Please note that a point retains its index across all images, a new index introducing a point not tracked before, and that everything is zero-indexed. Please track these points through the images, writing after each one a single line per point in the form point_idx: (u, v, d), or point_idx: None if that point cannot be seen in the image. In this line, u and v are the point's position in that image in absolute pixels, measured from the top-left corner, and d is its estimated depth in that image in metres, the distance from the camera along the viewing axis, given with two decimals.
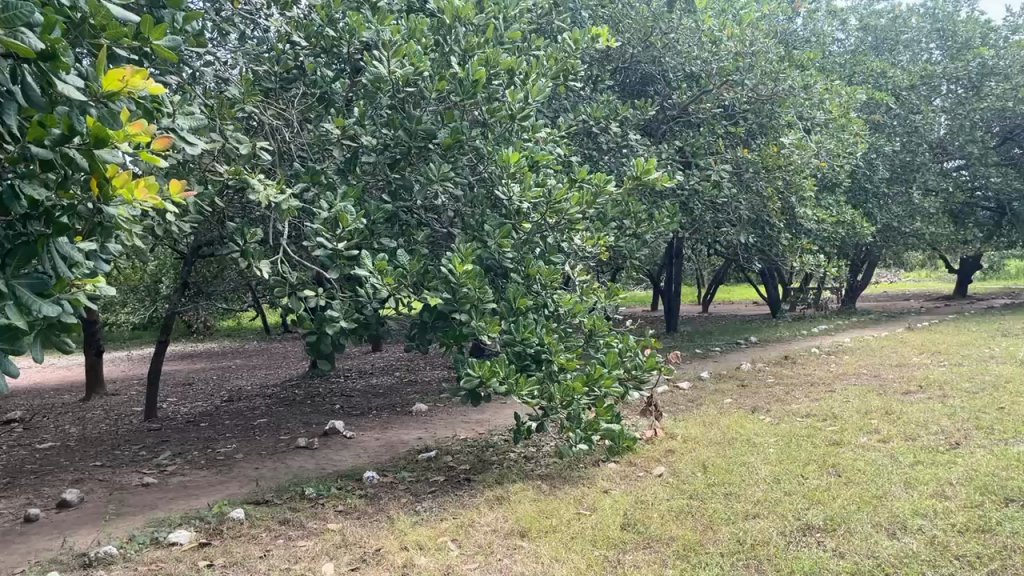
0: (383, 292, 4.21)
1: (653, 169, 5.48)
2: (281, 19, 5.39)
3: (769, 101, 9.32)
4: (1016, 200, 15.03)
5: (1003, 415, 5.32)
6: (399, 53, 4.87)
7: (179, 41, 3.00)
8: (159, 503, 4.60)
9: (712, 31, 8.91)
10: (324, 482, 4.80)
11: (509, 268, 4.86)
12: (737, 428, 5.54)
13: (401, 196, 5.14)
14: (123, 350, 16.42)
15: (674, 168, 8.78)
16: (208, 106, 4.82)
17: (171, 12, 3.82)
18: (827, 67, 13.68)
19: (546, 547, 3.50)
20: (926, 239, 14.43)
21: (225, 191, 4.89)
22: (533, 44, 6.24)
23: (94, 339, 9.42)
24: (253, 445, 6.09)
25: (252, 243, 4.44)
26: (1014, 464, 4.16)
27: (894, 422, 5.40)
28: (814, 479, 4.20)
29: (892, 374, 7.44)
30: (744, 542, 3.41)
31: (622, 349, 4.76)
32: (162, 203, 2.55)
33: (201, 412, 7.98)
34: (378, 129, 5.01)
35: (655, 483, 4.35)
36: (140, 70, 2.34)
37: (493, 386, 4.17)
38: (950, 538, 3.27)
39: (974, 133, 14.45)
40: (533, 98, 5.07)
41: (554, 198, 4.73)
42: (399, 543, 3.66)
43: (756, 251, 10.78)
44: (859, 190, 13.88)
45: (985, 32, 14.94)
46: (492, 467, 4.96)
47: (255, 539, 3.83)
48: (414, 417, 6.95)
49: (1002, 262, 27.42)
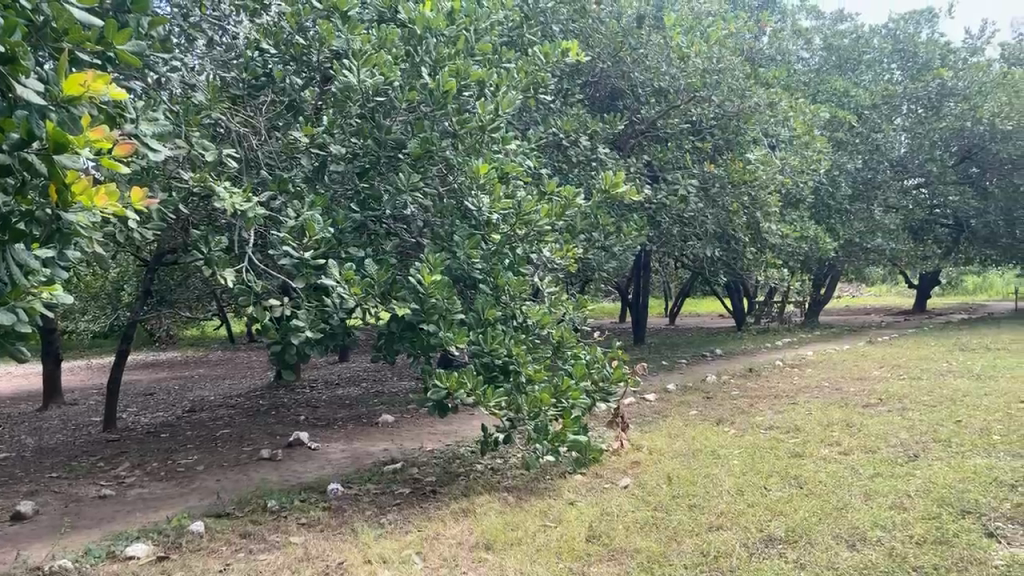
0: (350, 301, 4.21)
1: (622, 182, 5.51)
2: (251, 26, 5.51)
3: (735, 118, 9.46)
4: (973, 218, 15.29)
5: (959, 428, 5.46)
6: (369, 62, 4.85)
7: (143, 47, 3.00)
8: (116, 516, 4.49)
9: (681, 48, 8.99)
10: (287, 494, 4.75)
11: (478, 279, 4.83)
12: (702, 439, 5.59)
13: (370, 206, 5.08)
14: (82, 359, 16.03)
15: (641, 182, 8.86)
16: (173, 112, 4.74)
17: (133, 19, 3.73)
18: (792, 85, 14.06)
19: (511, 560, 3.50)
20: (887, 255, 14.67)
21: (190, 200, 4.73)
22: (503, 56, 6.26)
23: (52, 347, 9.31)
24: (215, 456, 5.99)
25: (217, 250, 4.36)
26: (969, 477, 4.26)
27: (855, 434, 5.49)
28: (777, 491, 4.25)
29: (853, 387, 7.56)
30: (707, 554, 3.43)
31: (589, 361, 4.79)
32: (123, 212, 2.48)
33: (162, 423, 7.81)
34: (347, 138, 5.07)
35: (619, 495, 4.38)
36: (102, 75, 2.32)
37: (460, 397, 4.16)
38: (907, 549, 3.32)
39: (933, 152, 14.77)
40: (504, 109, 5.10)
41: (522, 209, 4.82)
42: (363, 556, 3.61)
43: (722, 265, 10.99)
44: (822, 207, 14.40)
45: (945, 53, 15.38)
46: (458, 479, 4.94)
47: (215, 553, 3.77)
48: (380, 428, 6.91)
49: (960, 279, 28.18)
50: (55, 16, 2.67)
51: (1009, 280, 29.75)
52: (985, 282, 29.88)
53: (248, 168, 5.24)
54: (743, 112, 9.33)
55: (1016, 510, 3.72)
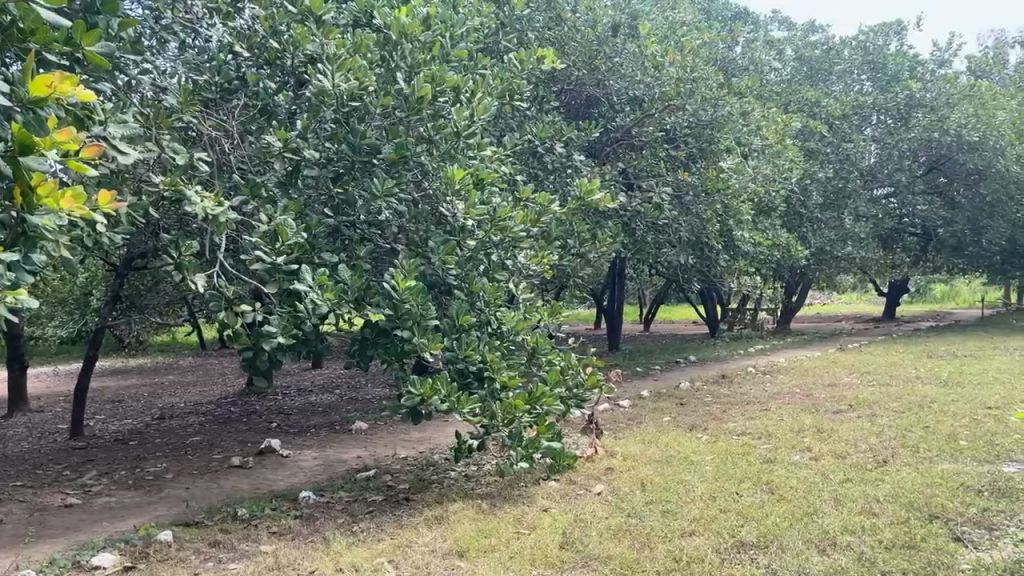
0: (323, 306, 4.17)
1: (597, 189, 5.54)
2: (224, 29, 5.40)
3: (710, 127, 9.59)
4: (941, 227, 15.58)
5: (927, 434, 5.54)
6: (343, 67, 4.90)
7: (111, 49, 2.97)
8: (81, 525, 4.40)
9: (655, 56, 9.25)
10: (257, 502, 4.69)
11: (452, 285, 4.82)
12: (675, 445, 5.63)
13: (344, 211, 5.03)
14: (48, 366, 15.72)
15: (617, 190, 8.93)
16: (144, 115, 4.69)
17: (103, 20, 3.75)
18: (764, 94, 14.31)
19: (484, 567, 3.48)
20: (857, 263, 14.89)
21: (160, 203, 4.68)
22: (479, 62, 6.22)
23: (18, 352, 9.10)
24: (184, 464, 5.91)
25: (187, 255, 4.27)
26: (936, 482, 4.32)
27: (825, 439, 5.56)
28: (749, 497, 4.28)
29: (824, 393, 7.66)
30: (679, 559, 3.44)
31: (564, 367, 4.82)
32: (89, 215, 2.42)
33: (130, 430, 7.68)
34: (321, 143, 4.99)
35: (594, 501, 4.37)
36: (69, 76, 2.27)
37: (434, 404, 4.14)
38: (876, 554, 3.36)
39: (902, 162, 15.08)
40: (480, 116, 5.15)
41: (498, 215, 4.83)
42: (335, 564, 3.58)
43: (696, 271, 11.06)
44: (795, 216, 14.44)
45: (914, 66, 15.68)
46: (433, 486, 4.91)
47: (183, 562, 3.71)
48: (354, 435, 6.87)
49: (928, 287, 28.73)
50: (22, 16, 2.63)
51: (974, 289, 30.31)
52: (951, 291, 30.40)
53: (220, 171, 5.20)
54: (716, 122, 9.56)
55: (982, 514, 3.79)
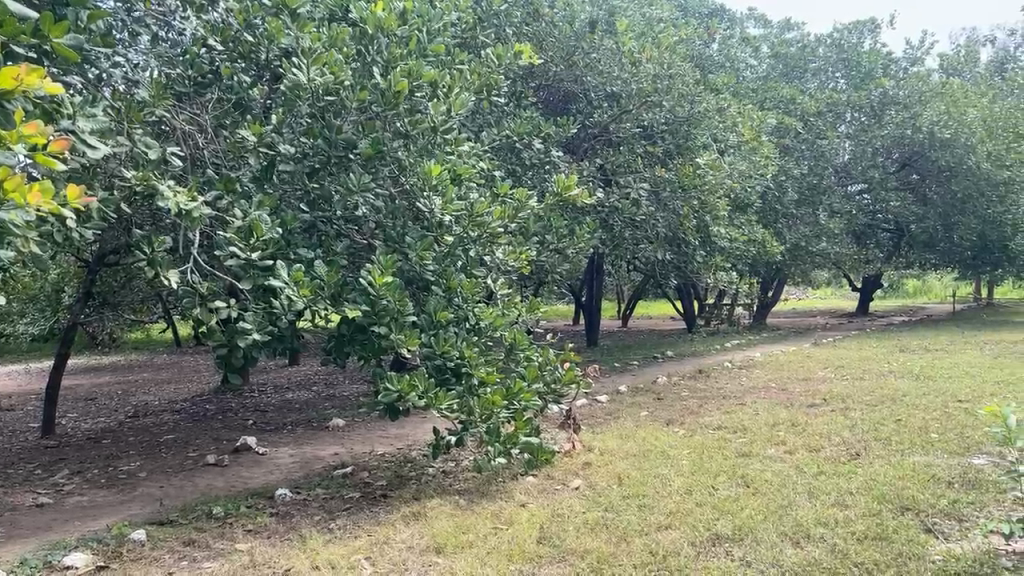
0: (299, 302, 4.12)
1: (575, 184, 5.54)
2: (196, 22, 5.25)
3: (685, 123, 9.63)
4: (914, 223, 15.81)
5: (900, 427, 5.61)
6: (318, 61, 4.82)
7: (80, 39, 2.89)
8: (52, 524, 4.34)
9: (632, 53, 9.36)
10: (233, 500, 4.65)
11: (430, 281, 4.79)
12: (652, 440, 5.65)
13: (321, 207, 4.98)
14: (18, 364, 15.46)
15: (594, 185, 8.98)
16: (113, 108, 4.57)
17: (72, 12, 3.73)
18: (740, 91, 14.44)
19: (461, 563, 3.48)
20: (831, 258, 15.06)
21: (132, 200, 4.60)
22: (456, 57, 6.22)
23: None
24: (159, 462, 5.85)
25: (160, 251, 4.23)
26: (907, 474, 4.38)
27: (800, 433, 5.62)
28: (724, 490, 4.31)
29: (798, 388, 7.74)
30: (655, 553, 3.46)
31: (542, 363, 4.83)
32: (59, 210, 2.30)
33: (103, 429, 7.59)
34: (296, 138, 4.93)
35: (571, 497, 4.38)
36: (36, 67, 2.12)
37: (412, 400, 4.13)
38: (848, 546, 3.40)
39: (874, 159, 15.45)
40: (456, 111, 5.17)
41: (475, 211, 4.79)
42: (311, 562, 3.56)
43: (673, 267, 11.12)
44: (770, 212, 14.28)
45: (886, 64, 15.94)
46: (410, 482, 4.90)
47: (157, 561, 3.67)
48: (331, 432, 6.83)
49: (900, 283, 29.14)
50: None
51: (946, 284, 30.76)
52: (924, 287, 30.86)
53: (193, 167, 5.13)
54: (692, 118, 9.60)
55: (952, 506, 3.84)
